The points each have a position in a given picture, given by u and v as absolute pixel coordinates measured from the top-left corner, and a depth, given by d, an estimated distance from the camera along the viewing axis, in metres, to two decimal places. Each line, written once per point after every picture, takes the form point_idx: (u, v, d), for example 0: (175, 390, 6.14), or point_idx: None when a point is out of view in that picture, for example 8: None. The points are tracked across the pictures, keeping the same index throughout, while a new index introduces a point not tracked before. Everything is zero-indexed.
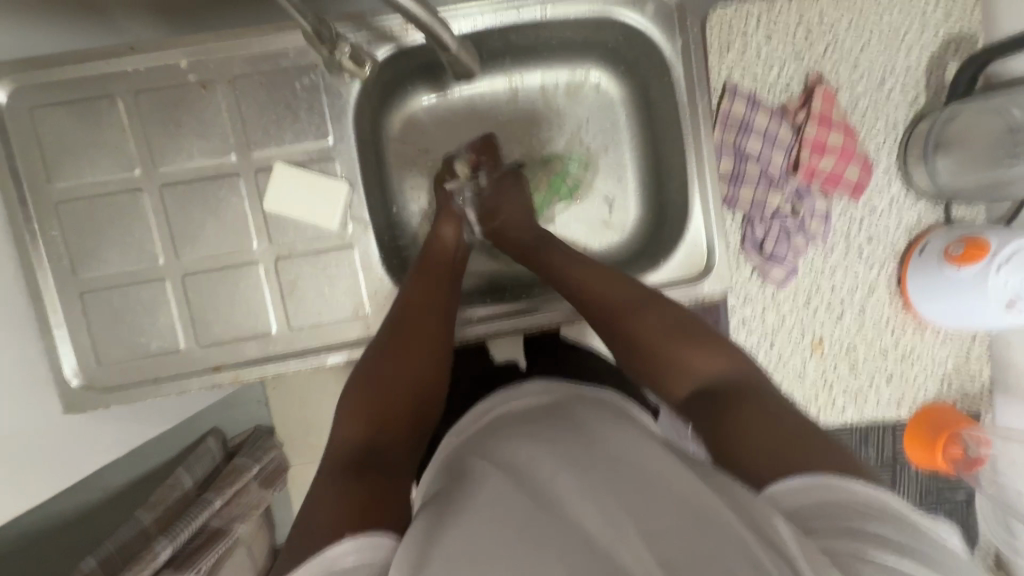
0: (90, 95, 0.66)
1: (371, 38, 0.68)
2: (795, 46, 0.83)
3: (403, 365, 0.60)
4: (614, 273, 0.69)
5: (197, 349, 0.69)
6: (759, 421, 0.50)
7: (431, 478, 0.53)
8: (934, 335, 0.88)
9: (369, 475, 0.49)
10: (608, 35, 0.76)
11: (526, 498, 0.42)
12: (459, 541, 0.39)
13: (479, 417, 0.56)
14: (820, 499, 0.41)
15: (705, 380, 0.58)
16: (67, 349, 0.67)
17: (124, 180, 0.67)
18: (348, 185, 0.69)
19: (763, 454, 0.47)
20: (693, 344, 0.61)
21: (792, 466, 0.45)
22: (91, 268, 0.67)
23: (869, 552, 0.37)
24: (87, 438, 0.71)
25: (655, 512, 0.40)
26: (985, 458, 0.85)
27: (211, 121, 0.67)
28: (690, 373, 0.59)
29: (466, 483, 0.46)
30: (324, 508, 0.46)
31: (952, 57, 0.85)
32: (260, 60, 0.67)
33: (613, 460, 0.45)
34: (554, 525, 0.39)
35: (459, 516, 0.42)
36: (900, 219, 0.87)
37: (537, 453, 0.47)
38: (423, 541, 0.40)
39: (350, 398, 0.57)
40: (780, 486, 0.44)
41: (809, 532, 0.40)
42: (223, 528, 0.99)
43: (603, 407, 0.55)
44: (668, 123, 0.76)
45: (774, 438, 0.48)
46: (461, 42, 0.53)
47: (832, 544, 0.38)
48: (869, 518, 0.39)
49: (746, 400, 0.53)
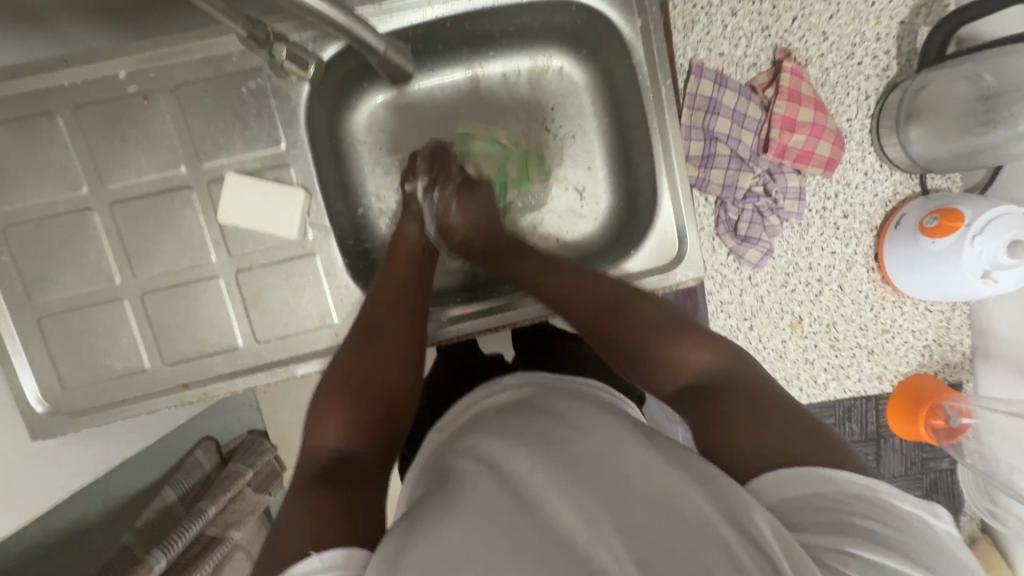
0: (28, 112, 0.63)
1: (316, 37, 0.66)
2: (761, 20, 0.81)
3: (360, 375, 0.58)
4: (587, 276, 0.65)
5: (164, 367, 0.67)
6: (751, 413, 0.48)
7: (414, 478, 0.53)
8: (914, 307, 0.88)
9: (348, 481, 0.49)
10: (566, 18, 0.74)
11: (504, 497, 0.42)
12: (434, 546, 0.39)
13: (461, 413, 0.57)
14: (803, 494, 0.41)
15: (701, 374, 0.55)
16: (28, 376, 0.66)
17: (72, 200, 0.64)
18: (305, 191, 0.67)
19: (753, 453, 0.45)
20: (679, 339, 0.57)
21: (762, 462, 0.44)
22: (45, 292, 0.65)
23: (849, 549, 0.37)
24: (61, 463, 0.70)
25: (630, 507, 0.39)
26: (970, 427, 0.83)
27: (157, 133, 0.65)
28: (680, 369, 0.56)
29: (442, 488, 0.46)
30: (292, 521, 0.45)
31: (922, 22, 0.82)
32: (202, 66, 0.64)
33: (590, 452, 0.45)
34: (528, 528, 0.39)
35: (437, 518, 0.41)
36: (875, 192, 0.85)
37: (514, 450, 0.46)
38: (398, 552, 0.40)
39: (321, 400, 0.57)
40: (769, 478, 0.43)
41: (791, 526, 0.40)
42: (218, 536, 1.01)
43: (579, 397, 0.55)
44: (632, 108, 0.74)
45: (756, 427, 0.47)
46: (388, 42, 0.53)
47: (812, 539, 0.38)
48: (859, 521, 0.39)
49: (738, 394, 0.50)
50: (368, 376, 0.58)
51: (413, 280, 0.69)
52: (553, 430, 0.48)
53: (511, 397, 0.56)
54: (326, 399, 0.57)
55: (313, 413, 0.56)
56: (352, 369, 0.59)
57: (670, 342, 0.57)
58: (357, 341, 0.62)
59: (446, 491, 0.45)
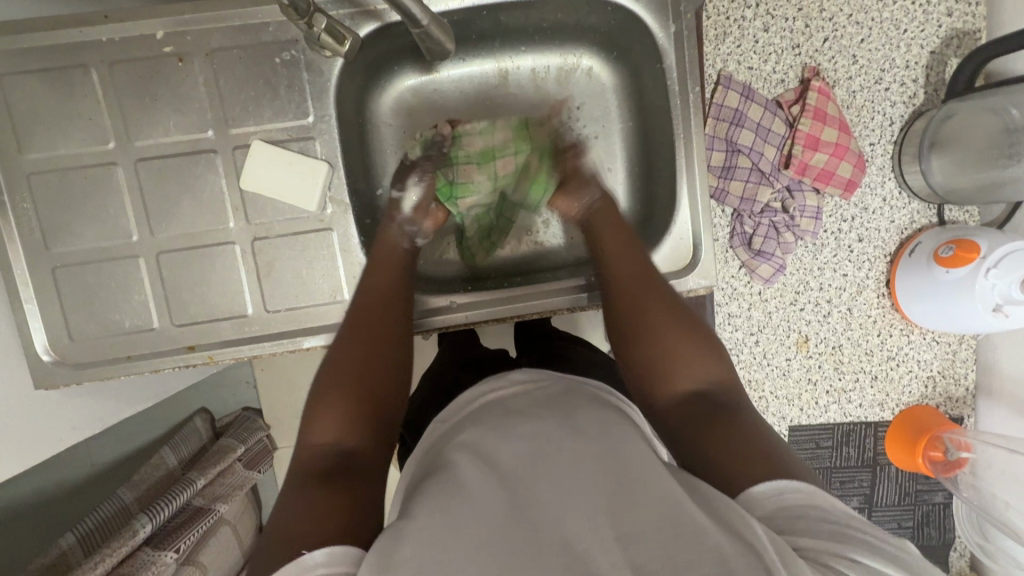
0: (64, 64, 0.64)
1: (354, 14, 0.67)
2: (792, 38, 0.81)
3: (362, 366, 0.59)
4: (642, 262, 0.67)
5: (173, 328, 0.68)
6: (752, 434, 0.50)
7: (415, 467, 0.54)
8: (921, 337, 0.88)
9: (346, 476, 0.50)
10: (600, 18, 0.74)
11: (504, 496, 0.43)
12: (429, 543, 0.39)
13: (465, 405, 0.57)
14: (802, 505, 0.41)
15: (705, 386, 0.56)
16: (38, 324, 0.66)
17: (98, 154, 0.65)
18: (328, 165, 0.68)
19: (746, 464, 0.46)
20: (701, 350, 0.59)
21: (759, 472, 0.45)
22: (63, 242, 0.66)
23: (850, 555, 0.37)
24: (60, 415, 0.71)
25: (631, 510, 0.40)
26: (968, 460, 0.83)
27: (188, 95, 0.65)
28: (692, 375, 0.57)
29: (442, 477, 0.46)
30: (290, 512, 0.46)
31: (953, 53, 0.83)
32: (238, 33, 0.65)
33: (590, 455, 0.45)
34: (526, 527, 0.39)
35: (432, 514, 0.41)
36: (892, 219, 0.85)
37: (515, 450, 0.47)
38: (394, 538, 0.40)
39: (323, 386, 0.57)
40: (770, 487, 0.43)
41: (787, 532, 0.40)
42: (205, 508, 0.99)
43: (580, 398, 0.55)
44: (657, 113, 0.75)
45: (749, 444, 0.48)
46: (432, 16, 0.53)
47: (808, 543, 0.38)
48: (859, 533, 0.39)
49: (737, 416, 0.52)
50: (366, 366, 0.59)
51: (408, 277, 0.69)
52: (555, 431, 0.48)
53: (513, 393, 0.57)
54: (327, 384, 0.58)
55: (313, 405, 0.56)
56: (351, 362, 0.59)
57: (693, 349, 0.59)
58: (356, 331, 0.62)
59: (445, 482, 0.45)
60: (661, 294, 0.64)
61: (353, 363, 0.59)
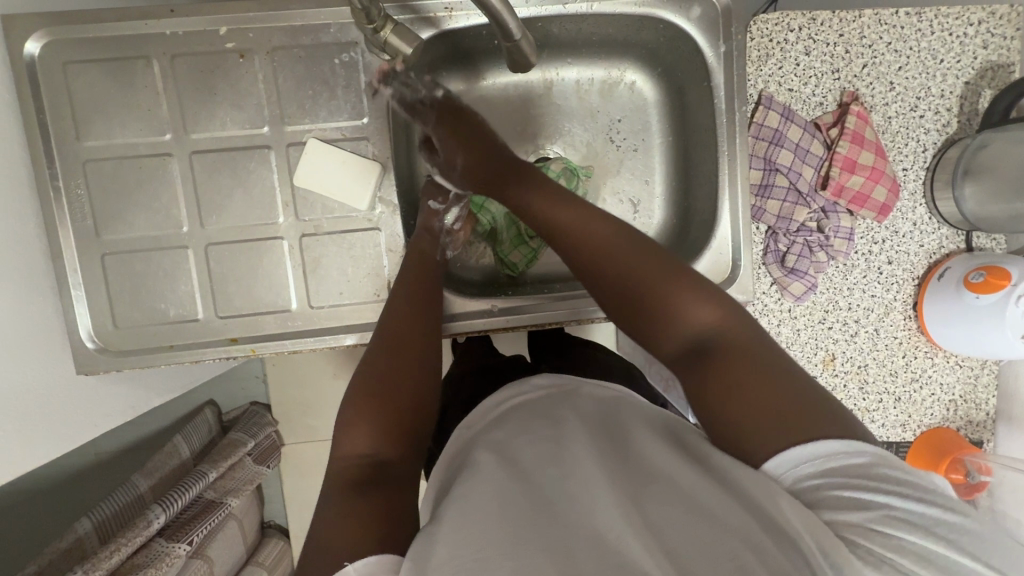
0: (127, 54, 0.64)
1: (414, 20, 0.68)
2: (833, 62, 0.83)
3: (386, 380, 0.57)
4: (583, 210, 0.62)
5: (217, 320, 0.68)
6: (755, 386, 0.47)
7: (442, 469, 0.54)
8: (945, 360, 0.89)
9: (379, 489, 0.50)
10: (650, 35, 0.76)
11: (534, 498, 0.44)
12: (462, 535, 0.40)
13: (490, 410, 0.58)
14: (827, 471, 0.41)
15: (697, 331, 0.53)
16: (84, 310, 0.66)
17: (154, 144, 0.66)
18: (380, 167, 0.68)
19: (762, 431, 0.45)
20: (679, 293, 0.55)
21: (775, 440, 0.44)
22: (113, 230, 0.66)
23: (874, 525, 0.37)
24: (97, 401, 0.71)
25: (660, 515, 0.41)
26: (987, 484, 0.84)
27: (246, 91, 0.66)
28: (679, 327, 0.54)
29: (472, 478, 0.47)
30: (329, 525, 0.46)
31: (987, 85, 0.85)
32: (300, 33, 0.66)
33: (611, 466, 0.46)
34: (559, 527, 0.41)
35: (469, 508, 0.43)
36: (921, 243, 0.87)
37: (541, 456, 0.48)
38: (429, 539, 0.42)
39: (349, 404, 0.56)
40: (789, 459, 0.43)
41: (815, 506, 0.40)
42: (217, 500, 1.00)
43: (601, 404, 0.56)
44: (701, 129, 0.76)
45: (757, 395, 0.47)
46: (523, 31, 0.53)
47: (834, 516, 0.38)
48: (887, 496, 0.38)
49: (734, 363, 0.49)
50: (389, 380, 0.57)
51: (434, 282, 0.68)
52: (577, 439, 0.49)
53: (537, 397, 0.58)
54: (353, 401, 0.56)
55: (339, 423, 0.55)
56: (373, 377, 0.57)
57: (671, 296, 0.55)
58: (380, 344, 0.61)
59: (475, 484, 0.46)
60: (616, 243, 0.59)
61: (378, 376, 0.58)
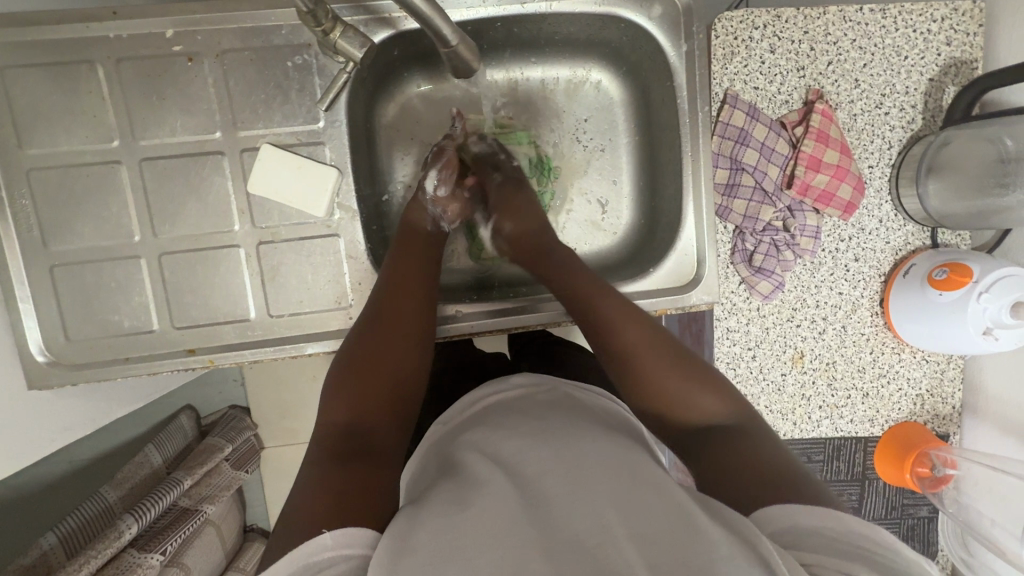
0: (69, 59, 0.62)
1: (369, 20, 0.66)
2: (797, 60, 0.83)
3: (384, 348, 0.58)
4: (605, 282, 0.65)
5: (173, 331, 0.67)
6: (758, 465, 0.48)
7: (417, 466, 0.54)
8: (912, 356, 0.90)
9: (357, 458, 0.49)
10: (612, 34, 0.75)
11: (515, 494, 0.43)
12: (442, 529, 0.39)
13: (467, 406, 0.57)
14: (813, 519, 0.41)
15: (704, 420, 0.54)
16: (33, 324, 0.64)
17: (102, 152, 0.64)
18: (337, 171, 0.67)
19: (754, 489, 0.45)
20: (693, 382, 0.56)
21: (766, 494, 0.44)
22: (62, 241, 0.64)
23: (853, 573, 0.37)
24: (51, 416, 0.69)
25: (640, 513, 0.40)
26: (952, 477, 0.86)
27: (196, 96, 0.64)
28: (687, 413, 0.55)
29: (449, 479, 0.46)
30: (303, 496, 0.45)
31: (950, 82, 0.85)
32: (251, 35, 0.64)
33: (597, 458, 0.45)
34: (538, 526, 0.39)
35: (446, 504, 0.42)
36: (887, 240, 0.87)
37: (523, 449, 0.47)
38: (407, 529, 0.40)
39: (340, 371, 0.57)
40: (775, 505, 0.43)
41: (795, 547, 0.40)
42: (191, 508, 0.98)
43: (583, 405, 0.55)
44: (665, 129, 0.76)
45: (747, 465, 0.48)
46: (463, 38, 0.53)
47: (815, 560, 0.39)
48: (867, 546, 0.39)
49: (740, 447, 0.50)
50: (384, 349, 0.58)
51: (428, 266, 0.68)
52: (563, 434, 0.48)
53: (520, 393, 0.57)
54: (345, 368, 0.57)
55: (327, 390, 0.56)
56: (368, 346, 0.58)
57: (685, 383, 0.56)
58: (375, 317, 0.61)
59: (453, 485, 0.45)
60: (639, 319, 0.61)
61: (372, 345, 0.59)
